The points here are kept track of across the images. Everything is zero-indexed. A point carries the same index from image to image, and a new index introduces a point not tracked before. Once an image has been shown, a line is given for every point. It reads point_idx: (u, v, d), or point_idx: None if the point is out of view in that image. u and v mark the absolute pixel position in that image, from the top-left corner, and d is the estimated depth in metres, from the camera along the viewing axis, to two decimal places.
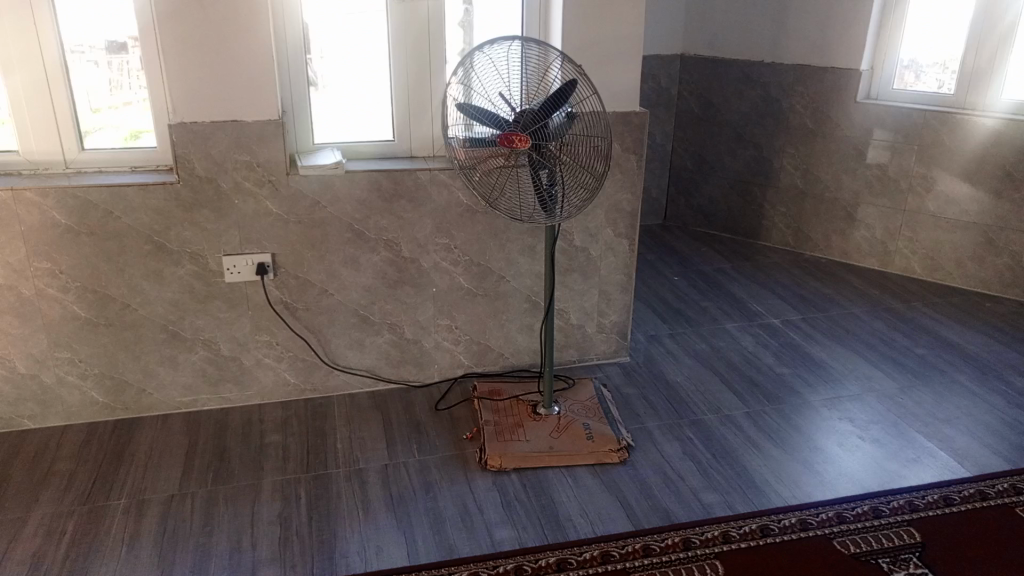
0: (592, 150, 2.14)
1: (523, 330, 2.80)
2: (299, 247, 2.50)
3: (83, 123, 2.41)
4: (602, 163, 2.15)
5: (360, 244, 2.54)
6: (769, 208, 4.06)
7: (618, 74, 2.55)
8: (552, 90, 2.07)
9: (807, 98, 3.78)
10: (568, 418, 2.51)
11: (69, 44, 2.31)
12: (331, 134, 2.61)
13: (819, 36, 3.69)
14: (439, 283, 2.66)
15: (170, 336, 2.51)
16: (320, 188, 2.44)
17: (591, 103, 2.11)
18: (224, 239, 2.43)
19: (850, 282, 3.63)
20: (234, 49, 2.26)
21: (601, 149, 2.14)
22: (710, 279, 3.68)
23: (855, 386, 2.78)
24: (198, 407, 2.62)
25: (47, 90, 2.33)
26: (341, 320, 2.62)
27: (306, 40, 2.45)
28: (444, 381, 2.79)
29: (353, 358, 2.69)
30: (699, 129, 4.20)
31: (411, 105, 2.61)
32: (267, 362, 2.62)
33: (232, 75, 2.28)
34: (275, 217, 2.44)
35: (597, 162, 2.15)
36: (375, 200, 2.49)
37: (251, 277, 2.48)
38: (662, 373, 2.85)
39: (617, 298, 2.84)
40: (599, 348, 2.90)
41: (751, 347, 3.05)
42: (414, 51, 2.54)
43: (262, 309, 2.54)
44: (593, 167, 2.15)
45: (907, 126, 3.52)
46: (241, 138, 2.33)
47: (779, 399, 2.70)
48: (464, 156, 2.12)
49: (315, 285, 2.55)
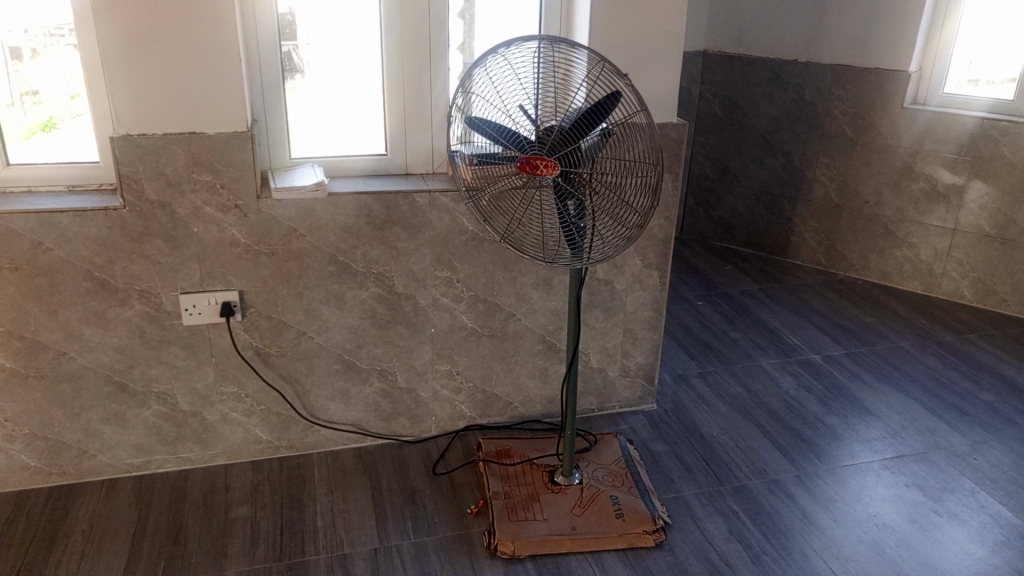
0: (638, 183, 1.70)
1: (536, 375, 2.40)
2: (273, 283, 2.09)
3: (56, 110, 1.97)
4: (650, 199, 1.70)
5: (345, 278, 2.14)
6: (798, 223, 3.68)
7: (653, 78, 2.15)
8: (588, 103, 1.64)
9: (846, 102, 3.39)
10: (592, 489, 2.11)
11: (45, 24, 1.88)
12: (310, 146, 2.18)
13: (862, 33, 3.30)
14: (438, 322, 2.26)
15: (117, 389, 2.10)
16: (297, 214, 2.03)
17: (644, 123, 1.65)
18: (181, 274, 2.02)
19: (893, 308, 3.27)
20: (191, 44, 1.84)
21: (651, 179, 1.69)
22: (737, 304, 3.29)
23: (918, 440, 2.40)
24: (152, 470, 2.21)
25: (8, 77, 1.92)
26: (323, 367, 2.22)
27: (278, 32, 2.04)
28: (444, 436, 2.39)
29: (336, 411, 2.29)
30: (721, 134, 3.81)
31: (409, 112, 2.19)
32: (234, 417, 2.21)
33: (190, 75, 1.87)
34: (243, 248, 2.04)
35: (643, 198, 1.71)
36: (363, 226, 2.09)
37: (215, 319, 2.08)
38: (695, 425, 2.47)
39: (643, 337, 2.45)
40: (621, 394, 2.51)
41: (793, 390, 2.68)
42: (411, 47, 2.12)
43: (228, 356, 2.14)
44: (639, 202, 1.71)
45: (963, 135, 3.13)
46: (198, 154, 1.92)
47: (832, 458, 2.32)
48: (470, 176, 1.74)
49: (291, 327, 2.15)
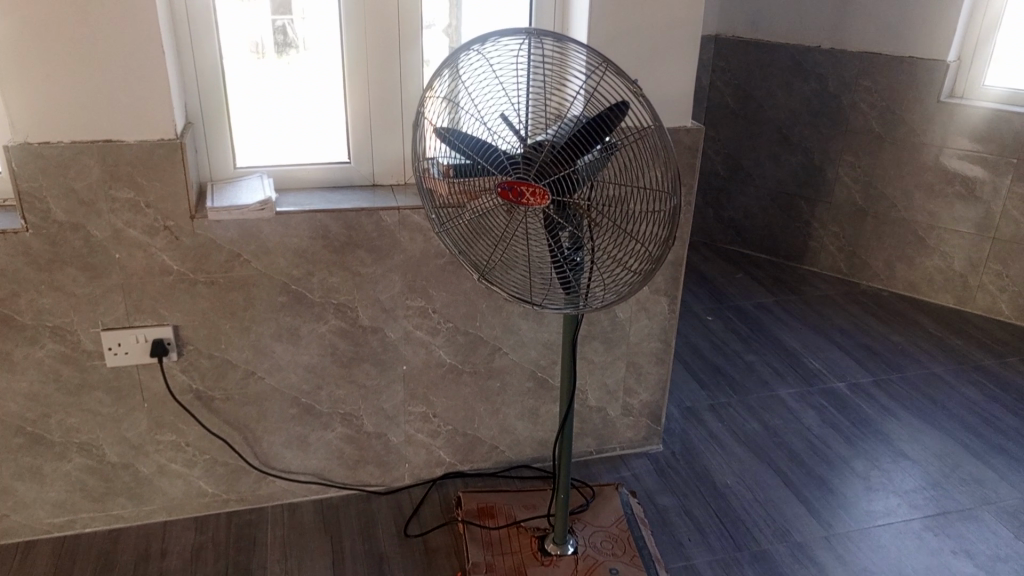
0: (651, 214, 1.33)
1: (525, 416, 2.09)
2: (214, 317, 1.77)
3: None
4: (666, 233, 1.30)
5: (300, 310, 1.82)
6: (817, 226, 3.35)
7: (664, 74, 1.81)
8: (588, 117, 1.27)
9: (875, 95, 3.05)
10: (589, 560, 1.80)
11: None
12: (259, 152, 1.86)
13: (895, 18, 2.95)
14: (411, 359, 1.94)
15: (30, 441, 1.78)
16: (240, 236, 1.70)
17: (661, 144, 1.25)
18: (101, 307, 1.70)
19: (923, 325, 2.95)
20: (101, 34, 1.50)
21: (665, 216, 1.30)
22: (751, 320, 2.98)
23: (963, 494, 2.09)
24: (77, 530, 1.90)
25: None
26: (276, 411, 1.91)
27: (219, 12, 1.70)
28: (419, 485, 2.09)
29: (293, 459, 1.98)
30: (734, 128, 3.48)
31: (375, 113, 1.87)
32: (173, 469, 1.90)
33: (101, 70, 1.52)
34: (175, 276, 1.71)
35: (655, 235, 1.33)
36: (320, 250, 1.76)
37: (145, 359, 1.76)
38: (707, 472, 2.16)
39: (649, 371, 2.13)
40: (623, 434, 2.20)
41: (817, 427, 2.37)
42: (379, 36, 1.79)
43: (163, 401, 1.82)
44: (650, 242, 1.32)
45: (1008, 133, 2.79)
46: (117, 165, 1.58)
47: (865, 515, 2.02)
48: (445, 191, 1.45)
49: (237, 366, 1.83)
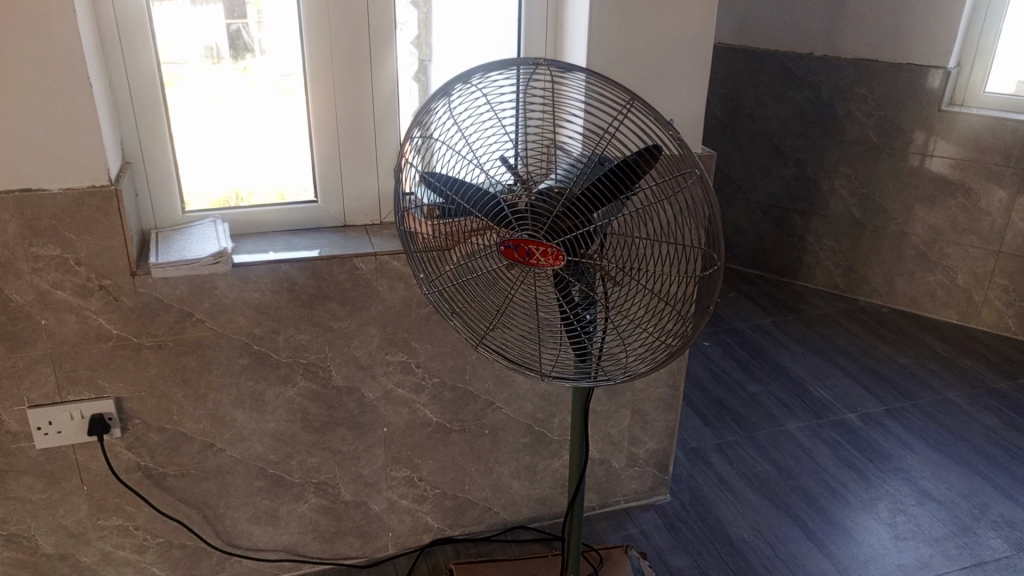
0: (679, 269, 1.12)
1: (521, 474, 1.88)
2: (164, 386, 1.53)
3: None
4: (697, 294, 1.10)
5: (264, 372, 1.58)
6: (812, 241, 3.20)
7: (671, 97, 1.61)
8: (605, 162, 1.06)
9: (872, 103, 2.90)
10: None
11: None
12: (213, 192, 1.62)
13: (891, 23, 2.81)
14: (393, 419, 1.72)
15: None
16: (191, 292, 1.47)
17: (692, 197, 1.04)
18: (27, 381, 1.45)
19: (929, 345, 2.80)
20: (13, 64, 1.25)
21: (696, 280, 1.09)
22: (750, 344, 2.80)
23: (997, 539, 1.93)
24: None
25: None
26: (240, 485, 1.67)
27: (157, 30, 1.46)
28: (404, 556, 1.86)
29: (260, 536, 1.74)
30: (722, 139, 3.32)
31: (345, 146, 1.65)
32: (121, 556, 1.66)
33: (14, 106, 1.27)
34: (116, 342, 1.47)
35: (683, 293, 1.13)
36: (286, 305, 1.54)
37: (83, 438, 1.51)
38: (721, 524, 1.97)
39: (655, 419, 1.94)
40: (628, 486, 2.01)
41: (831, 465, 2.20)
42: (348, 59, 1.57)
43: (107, 482, 1.57)
44: (678, 310, 1.11)
45: (1013, 142, 2.64)
46: (39, 218, 1.34)
47: (896, 569, 1.84)
48: (433, 238, 1.24)
49: (193, 439, 1.60)
